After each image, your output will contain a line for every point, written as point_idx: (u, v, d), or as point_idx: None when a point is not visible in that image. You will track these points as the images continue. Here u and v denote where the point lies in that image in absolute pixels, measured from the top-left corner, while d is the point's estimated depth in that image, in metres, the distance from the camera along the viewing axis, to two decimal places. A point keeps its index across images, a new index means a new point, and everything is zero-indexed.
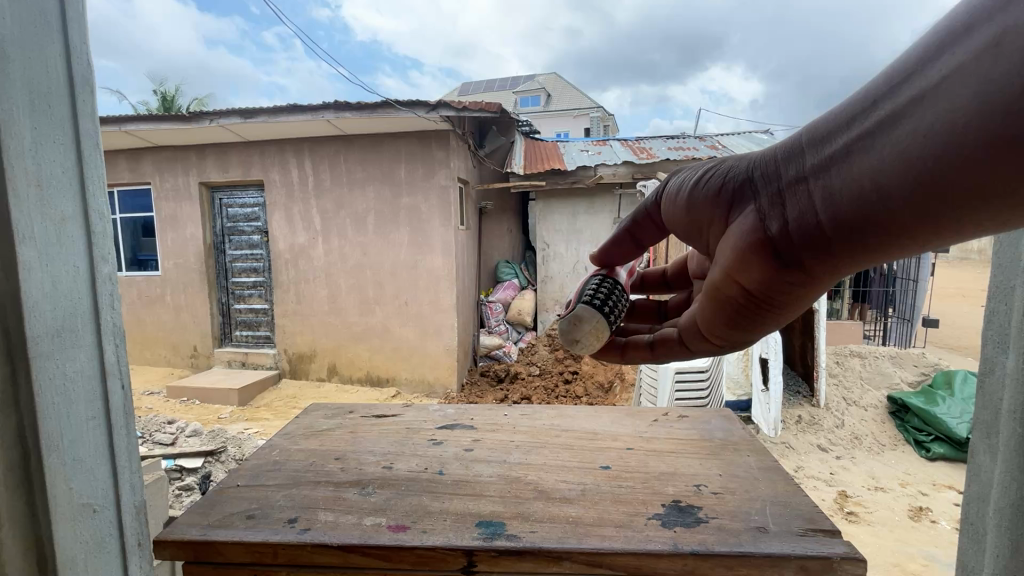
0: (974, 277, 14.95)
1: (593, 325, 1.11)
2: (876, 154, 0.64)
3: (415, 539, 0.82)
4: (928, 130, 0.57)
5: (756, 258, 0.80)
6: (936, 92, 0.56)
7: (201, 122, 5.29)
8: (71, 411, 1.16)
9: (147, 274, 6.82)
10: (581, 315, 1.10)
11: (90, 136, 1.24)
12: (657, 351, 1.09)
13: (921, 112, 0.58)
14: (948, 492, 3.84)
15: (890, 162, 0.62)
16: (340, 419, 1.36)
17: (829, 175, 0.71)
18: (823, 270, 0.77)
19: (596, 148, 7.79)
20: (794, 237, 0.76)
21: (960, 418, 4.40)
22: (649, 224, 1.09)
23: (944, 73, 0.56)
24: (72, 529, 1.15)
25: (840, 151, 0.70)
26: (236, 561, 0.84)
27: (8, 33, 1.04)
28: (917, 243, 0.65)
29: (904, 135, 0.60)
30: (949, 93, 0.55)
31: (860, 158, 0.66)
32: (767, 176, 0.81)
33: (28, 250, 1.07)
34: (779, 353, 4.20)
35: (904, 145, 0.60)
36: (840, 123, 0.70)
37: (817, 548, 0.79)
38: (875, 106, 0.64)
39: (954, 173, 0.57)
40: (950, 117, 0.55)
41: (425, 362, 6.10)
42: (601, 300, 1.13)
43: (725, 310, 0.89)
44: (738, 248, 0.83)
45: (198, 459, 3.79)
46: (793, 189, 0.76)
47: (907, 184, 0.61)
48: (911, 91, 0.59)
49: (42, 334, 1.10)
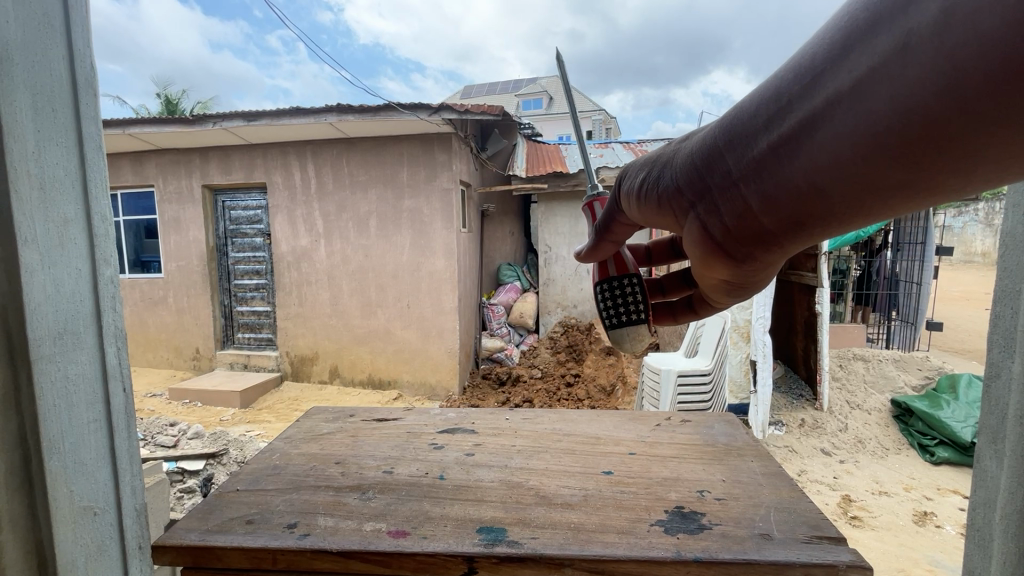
0: (977, 280, 14.97)
1: (631, 334, 1.09)
2: (800, 161, 0.54)
3: (415, 545, 0.82)
4: (849, 136, 0.48)
5: (712, 258, 0.73)
6: (852, 93, 0.46)
7: (204, 125, 5.30)
8: (72, 414, 1.16)
9: (150, 276, 6.84)
10: (614, 336, 1.11)
11: (92, 139, 1.25)
12: (700, 310, 0.96)
13: (839, 117, 0.48)
14: (953, 496, 3.81)
15: (816, 171, 0.52)
16: (341, 423, 1.35)
17: (755, 182, 0.61)
18: (781, 260, 0.68)
19: (598, 150, 7.81)
20: (738, 239, 0.67)
21: (965, 421, 4.37)
22: (619, 225, 0.98)
23: (856, 73, 0.46)
24: (73, 532, 1.15)
25: (763, 154, 0.59)
26: (234, 567, 0.83)
27: (13, 36, 1.04)
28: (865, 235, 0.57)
29: (826, 142, 0.50)
30: (865, 95, 0.45)
31: (785, 166, 0.56)
32: (693, 182, 0.71)
33: (30, 252, 1.07)
34: (767, 355, 4.14)
35: (827, 155, 0.50)
36: (755, 124, 0.59)
37: (821, 555, 0.78)
38: (786, 107, 0.54)
39: (891, 177, 0.48)
40: (871, 122, 0.46)
41: (427, 365, 6.09)
42: (617, 310, 1.09)
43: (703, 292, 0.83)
44: (694, 250, 0.75)
45: (200, 462, 3.79)
46: (723, 194, 0.66)
47: (841, 191, 0.52)
48: (824, 91, 0.49)
49: (44, 336, 1.10)
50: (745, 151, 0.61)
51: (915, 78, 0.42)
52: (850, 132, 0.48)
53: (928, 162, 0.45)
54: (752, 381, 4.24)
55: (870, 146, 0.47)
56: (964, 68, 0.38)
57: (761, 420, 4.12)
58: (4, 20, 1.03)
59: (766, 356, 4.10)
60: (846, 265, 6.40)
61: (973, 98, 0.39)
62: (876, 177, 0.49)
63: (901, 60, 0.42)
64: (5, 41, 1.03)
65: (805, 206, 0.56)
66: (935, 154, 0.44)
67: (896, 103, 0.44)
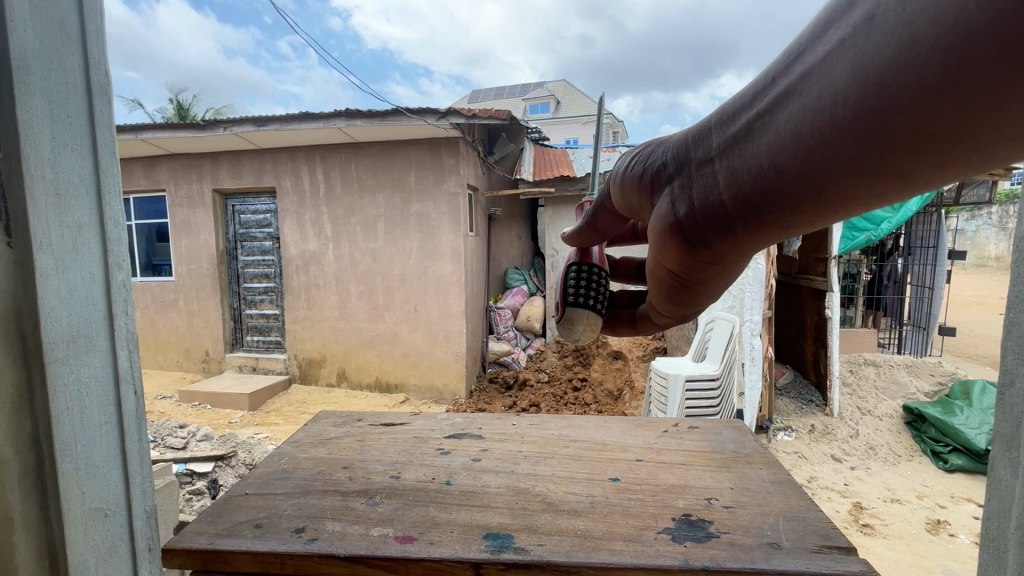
0: (990, 284, 14.80)
1: (585, 322, 1.09)
2: (768, 132, 0.53)
3: (422, 552, 0.81)
4: (814, 106, 0.47)
5: (671, 245, 0.71)
6: (819, 65, 0.46)
7: (215, 130, 5.37)
8: (84, 414, 1.18)
9: (161, 279, 6.93)
10: (571, 317, 1.09)
11: (107, 146, 1.27)
12: (640, 325, 1.07)
13: (807, 91, 0.48)
14: (967, 504, 3.74)
15: (780, 140, 0.51)
16: (349, 427, 1.36)
17: (731, 158, 0.59)
18: (736, 255, 0.67)
19: (606, 154, 7.82)
20: (704, 221, 0.66)
21: (979, 428, 4.29)
22: (606, 217, 1.01)
23: (828, 48, 0.45)
24: (85, 535, 1.17)
25: (744, 130, 0.58)
26: (243, 570, 0.84)
27: (30, 44, 1.07)
28: (816, 221, 0.55)
29: (795, 109, 0.49)
30: (831, 66, 0.45)
31: (756, 139, 0.55)
32: (678, 162, 0.70)
33: (45, 257, 1.10)
34: (756, 358, 4.44)
35: (793, 125, 0.49)
36: (743, 100, 0.58)
37: (831, 565, 0.77)
38: (767, 83, 0.53)
39: (840, 154, 0.46)
40: (833, 93, 0.45)
41: (434, 368, 6.10)
42: (589, 292, 1.10)
43: (661, 287, 0.82)
44: (655, 231, 0.73)
45: (208, 464, 3.84)
46: (700, 172, 0.65)
47: (798, 169, 0.51)
48: (802, 63, 0.49)
49: (57, 339, 1.12)
50: (730, 127, 0.60)
51: (874, 54, 0.41)
52: (816, 103, 0.47)
53: (875, 142, 0.44)
54: (746, 381, 4.42)
55: (829, 116, 0.45)
56: (923, 40, 0.37)
57: (752, 421, 4.39)
58: (22, 29, 1.06)
59: (755, 359, 4.41)
60: (856, 269, 6.44)
61: (923, 76, 0.38)
62: (828, 152, 0.47)
63: (860, 41, 0.42)
64: (22, 50, 1.05)
65: (766, 185, 0.55)
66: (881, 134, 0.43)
67: (856, 76, 0.43)
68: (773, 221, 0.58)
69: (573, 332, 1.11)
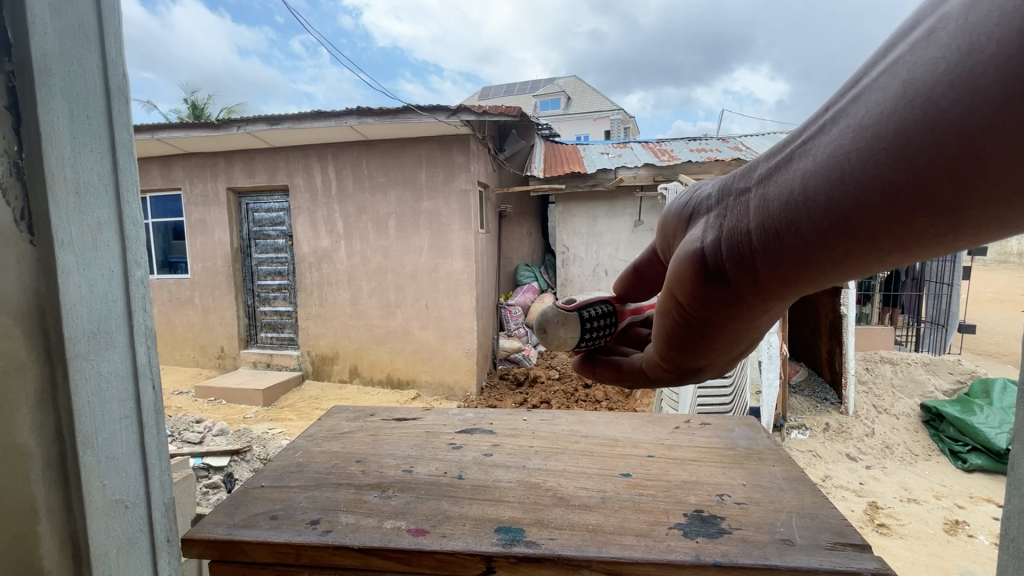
0: (1013, 280, 14.44)
1: (562, 335, 1.11)
2: (808, 153, 0.49)
3: (435, 544, 0.82)
4: (856, 124, 0.43)
5: (687, 275, 0.64)
6: (870, 85, 0.43)
7: (229, 129, 5.44)
8: (105, 409, 1.24)
9: (177, 277, 7.05)
10: (565, 318, 1.10)
11: (125, 145, 1.31)
12: (621, 376, 0.99)
13: (853, 112, 0.44)
14: (986, 505, 3.67)
15: (818, 162, 0.47)
16: (362, 422, 1.37)
17: (768, 185, 0.54)
18: (755, 298, 0.59)
19: (617, 150, 7.78)
20: (726, 252, 0.60)
21: (999, 428, 4.19)
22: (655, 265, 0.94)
23: (885, 67, 0.42)
24: (106, 525, 1.22)
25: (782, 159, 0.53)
26: (260, 561, 0.86)
27: (50, 45, 1.11)
28: (846, 263, 0.48)
29: (837, 131, 0.45)
30: (883, 84, 0.41)
31: (795, 162, 0.51)
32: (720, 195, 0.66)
33: (66, 254, 1.14)
34: (774, 355, 4.34)
35: (835, 146, 0.45)
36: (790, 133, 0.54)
37: (845, 562, 0.76)
38: (818, 111, 0.50)
39: (878, 175, 0.41)
40: (879, 111, 0.41)
41: (445, 365, 6.14)
42: (590, 326, 1.09)
43: (671, 334, 0.72)
44: (676, 260, 0.67)
45: (224, 458, 3.90)
46: (736, 200, 0.60)
47: (829, 195, 0.46)
48: (854, 88, 0.45)
49: (79, 335, 1.17)
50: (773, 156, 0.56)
51: (931, 67, 0.38)
52: (863, 120, 0.42)
53: (917, 162, 0.39)
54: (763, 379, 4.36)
55: (872, 133, 0.41)
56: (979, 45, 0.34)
57: (770, 419, 4.35)
58: (42, 29, 1.09)
59: (772, 358, 4.32)
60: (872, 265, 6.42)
61: (978, 85, 0.34)
62: (865, 172, 0.42)
63: (912, 63, 0.39)
64: (43, 52, 1.09)
65: (797, 211, 0.50)
66: (924, 156, 0.38)
67: (906, 90, 0.39)
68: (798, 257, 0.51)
69: (552, 329, 1.12)
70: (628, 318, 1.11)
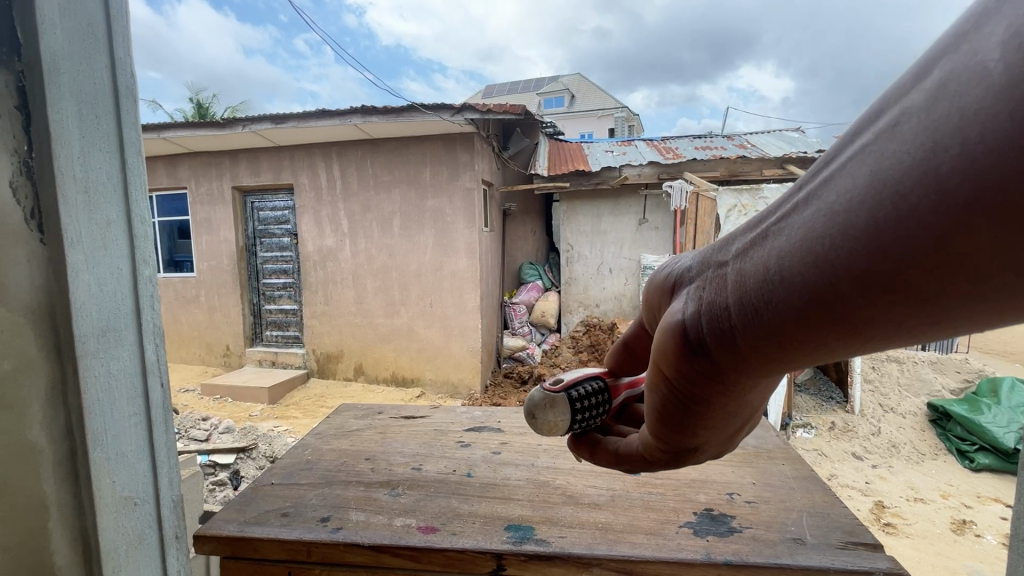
0: None
1: (553, 419, 0.87)
2: (790, 226, 0.44)
3: (445, 541, 0.83)
4: (842, 198, 0.39)
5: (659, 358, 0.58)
6: (833, 175, 0.40)
7: (234, 128, 5.45)
8: (114, 406, 1.25)
9: (183, 275, 7.09)
10: (554, 400, 0.88)
11: (134, 144, 1.34)
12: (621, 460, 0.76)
13: (821, 200, 0.41)
14: (993, 505, 3.64)
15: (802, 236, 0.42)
16: (370, 420, 1.38)
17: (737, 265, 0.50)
18: (743, 379, 0.51)
19: (621, 148, 7.77)
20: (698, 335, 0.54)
21: (1007, 427, 4.15)
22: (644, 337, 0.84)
23: (848, 155, 0.39)
24: (116, 520, 1.24)
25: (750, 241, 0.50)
26: (271, 558, 0.86)
27: (60, 45, 1.14)
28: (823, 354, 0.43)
29: (805, 217, 0.42)
30: (848, 173, 0.38)
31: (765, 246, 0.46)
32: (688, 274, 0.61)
33: (76, 253, 1.17)
34: None
35: (803, 232, 0.42)
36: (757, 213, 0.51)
37: (858, 562, 0.76)
38: (786, 192, 0.47)
39: (850, 267, 0.38)
40: (847, 199, 0.38)
41: (450, 363, 6.15)
42: (585, 408, 0.88)
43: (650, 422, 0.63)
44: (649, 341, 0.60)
45: (230, 455, 3.94)
46: (712, 274, 0.54)
47: (799, 283, 0.42)
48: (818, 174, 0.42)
49: (89, 334, 1.19)
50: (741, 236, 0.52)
51: (897, 159, 0.35)
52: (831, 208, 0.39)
53: (888, 256, 0.35)
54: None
55: (843, 223, 0.38)
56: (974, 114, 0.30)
57: (776, 418, 4.34)
58: (52, 31, 1.12)
59: None
60: None
61: (974, 157, 0.30)
62: (853, 249, 0.37)
63: (889, 145, 0.36)
64: (52, 52, 1.12)
65: (768, 296, 0.45)
66: (894, 251, 0.35)
67: (874, 180, 0.36)
68: (786, 336, 0.44)
69: (541, 414, 0.89)
70: (623, 393, 0.93)
